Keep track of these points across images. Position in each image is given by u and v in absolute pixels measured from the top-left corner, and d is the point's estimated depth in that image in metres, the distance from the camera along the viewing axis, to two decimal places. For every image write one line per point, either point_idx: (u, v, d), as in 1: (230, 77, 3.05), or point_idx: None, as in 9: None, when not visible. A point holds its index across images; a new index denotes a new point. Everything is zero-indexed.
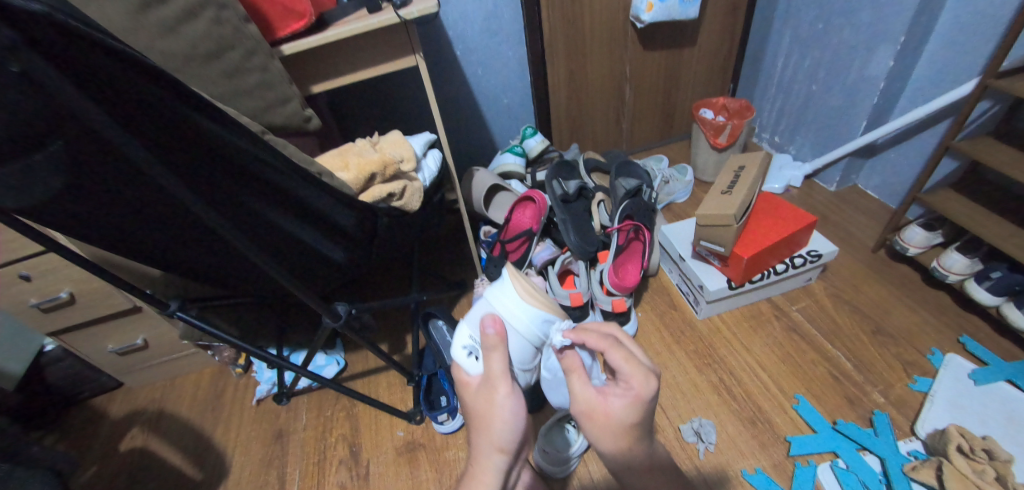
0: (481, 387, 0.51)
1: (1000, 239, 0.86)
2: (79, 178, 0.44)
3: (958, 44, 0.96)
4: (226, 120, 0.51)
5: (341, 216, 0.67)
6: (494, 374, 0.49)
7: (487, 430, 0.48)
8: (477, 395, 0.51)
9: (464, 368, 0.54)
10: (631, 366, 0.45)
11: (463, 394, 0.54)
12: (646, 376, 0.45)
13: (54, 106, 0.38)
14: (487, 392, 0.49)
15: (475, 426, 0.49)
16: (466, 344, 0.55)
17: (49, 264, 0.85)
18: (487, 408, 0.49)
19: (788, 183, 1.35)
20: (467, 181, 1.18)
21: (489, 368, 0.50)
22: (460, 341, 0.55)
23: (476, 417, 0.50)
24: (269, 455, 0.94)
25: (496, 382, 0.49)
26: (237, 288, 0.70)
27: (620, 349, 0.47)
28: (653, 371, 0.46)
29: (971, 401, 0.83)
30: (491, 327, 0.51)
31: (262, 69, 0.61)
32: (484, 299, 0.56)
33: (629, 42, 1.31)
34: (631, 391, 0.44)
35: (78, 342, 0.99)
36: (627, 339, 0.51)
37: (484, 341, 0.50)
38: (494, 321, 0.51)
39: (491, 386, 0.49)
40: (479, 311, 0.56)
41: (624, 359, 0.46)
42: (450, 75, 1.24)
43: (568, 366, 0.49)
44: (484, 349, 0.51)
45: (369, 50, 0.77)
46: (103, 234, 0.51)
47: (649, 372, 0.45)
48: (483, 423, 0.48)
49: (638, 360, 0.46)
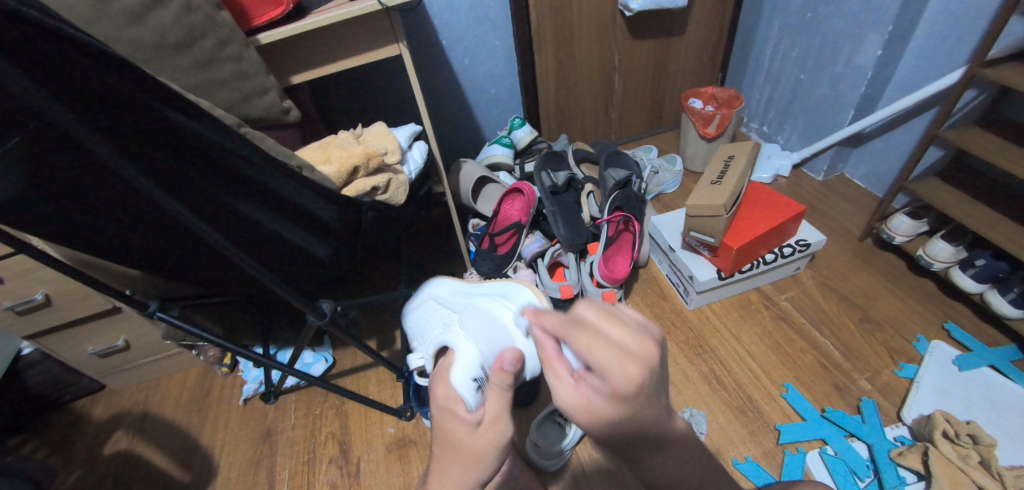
0: (485, 427, 0.48)
1: (983, 227, 0.87)
2: (40, 174, 0.41)
3: (944, 33, 0.96)
4: (195, 110, 0.48)
5: (323, 210, 0.65)
6: (501, 414, 0.48)
7: (480, 469, 0.47)
8: (474, 434, 0.48)
9: (464, 398, 0.52)
10: (600, 354, 0.40)
11: (450, 425, 0.49)
12: (621, 363, 0.39)
13: (6, 98, 0.35)
14: (493, 433, 0.47)
15: (465, 463, 0.47)
16: (475, 375, 0.55)
17: (21, 266, 0.82)
18: (489, 451, 0.47)
19: (776, 173, 1.35)
20: (455, 173, 1.16)
21: (497, 405, 0.48)
22: (470, 374, 0.54)
23: (470, 456, 0.47)
24: (257, 455, 0.93)
25: (504, 424, 0.48)
26: (218, 285, 0.67)
27: (582, 335, 0.41)
28: (635, 353, 0.40)
29: (955, 387, 0.84)
30: (510, 363, 0.49)
31: (237, 58, 0.59)
32: (502, 325, 0.62)
33: (617, 31, 1.29)
34: (608, 385, 0.39)
35: (56, 345, 0.96)
36: (601, 313, 0.43)
37: (500, 377, 0.48)
38: (515, 357, 0.49)
39: (498, 428, 0.48)
40: (493, 336, 0.60)
41: (588, 347, 0.41)
42: (436, 65, 1.22)
43: (540, 357, 0.45)
44: (497, 384, 0.48)
45: (350, 38, 0.75)
46: (77, 239, 0.49)
47: (627, 357, 0.39)
48: (478, 463, 0.47)
49: (610, 343, 0.40)
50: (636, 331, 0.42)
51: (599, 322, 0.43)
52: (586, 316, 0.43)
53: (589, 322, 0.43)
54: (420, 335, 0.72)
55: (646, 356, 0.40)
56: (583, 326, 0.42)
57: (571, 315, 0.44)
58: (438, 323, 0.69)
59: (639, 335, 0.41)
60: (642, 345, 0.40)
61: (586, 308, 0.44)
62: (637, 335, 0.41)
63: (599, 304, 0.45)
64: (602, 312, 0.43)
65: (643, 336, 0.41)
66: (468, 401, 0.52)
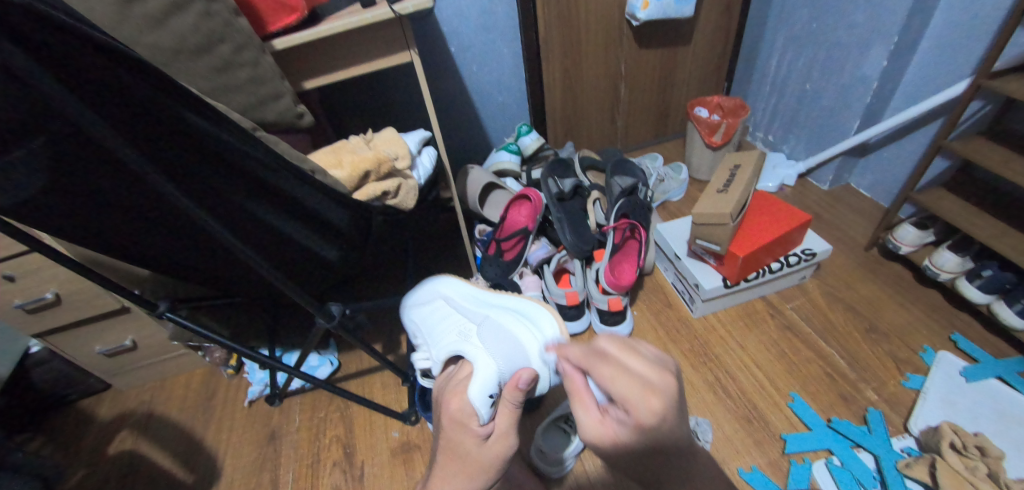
0: (493, 440, 0.51)
1: (991, 237, 0.87)
2: (64, 174, 0.42)
3: (949, 45, 0.97)
4: (214, 115, 0.49)
5: (334, 213, 0.65)
6: (510, 430, 0.52)
7: (484, 477, 0.51)
8: (483, 446, 0.51)
9: (478, 411, 0.52)
10: (622, 386, 0.42)
11: (460, 433, 0.51)
12: (641, 396, 0.41)
13: (33, 99, 0.36)
14: (499, 445, 0.51)
15: (470, 470, 0.50)
16: (492, 391, 0.53)
17: (33, 264, 0.83)
18: (493, 461, 0.51)
19: (782, 182, 1.35)
20: (461, 179, 1.17)
21: (506, 421, 0.52)
22: (488, 390, 0.53)
23: (475, 464, 0.51)
24: (261, 457, 0.93)
25: (511, 439, 0.52)
26: (227, 286, 0.68)
27: (606, 368, 0.44)
28: (656, 386, 0.42)
29: (963, 398, 0.84)
30: (526, 382, 0.50)
31: (253, 63, 0.60)
32: (520, 343, 0.61)
33: (624, 40, 1.31)
34: (631, 417, 0.42)
35: (65, 344, 0.97)
36: (622, 348, 0.46)
37: (513, 395, 0.50)
38: (531, 377, 0.51)
39: (504, 441, 0.51)
40: (511, 354, 0.60)
41: (611, 379, 0.43)
42: (445, 72, 1.23)
43: (571, 391, 0.49)
44: (510, 400, 0.51)
45: (363, 45, 0.76)
46: (92, 234, 0.50)
47: (647, 389, 0.41)
48: (483, 473, 0.50)
49: (631, 377, 0.42)
50: (657, 365, 0.44)
51: (620, 356, 0.45)
52: (608, 350, 0.46)
53: (611, 356, 0.46)
54: (429, 337, 0.71)
55: (666, 388, 0.42)
56: (606, 360, 0.45)
57: (595, 349, 0.48)
58: (451, 330, 0.68)
59: (660, 367, 0.43)
60: (663, 378, 0.42)
61: (608, 343, 0.47)
62: (656, 368, 0.43)
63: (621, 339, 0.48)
64: (624, 347, 0.46)
65: (663, 369, 0.43)
66: (481, 415, 0.52)
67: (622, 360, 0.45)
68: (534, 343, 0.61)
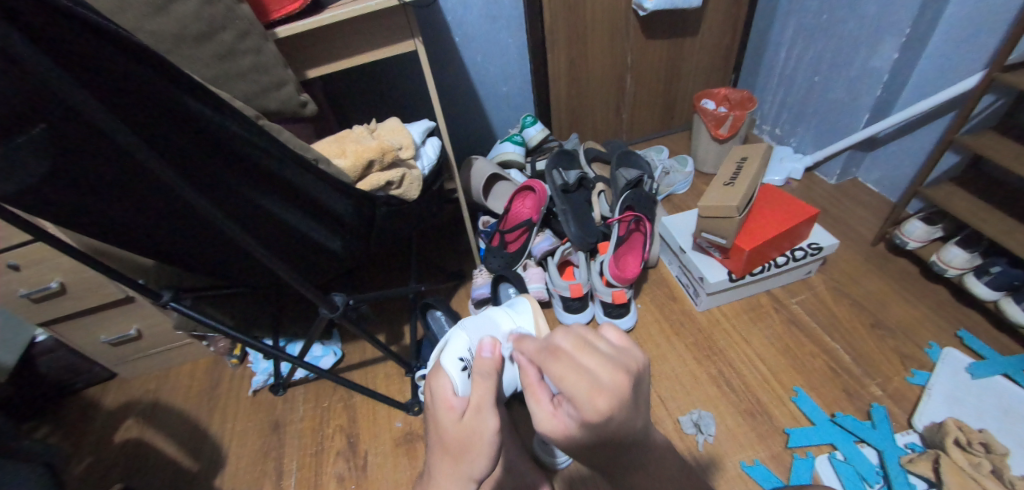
0: (469, 415, 0.50)
1: (1000, 233, 0.86)
2: (63, 160, 0.42)
3: (962, 37, 0.95)
4: (220, 104, 0.49)
5: (338, 203, 0.65)
6: (483, 404, 0.50)
7: (469, 459, 0.49)
8: (460, 422, 0.50)
9: (454, 382, 0.56)
10: (570, 384, 0.41)
11: (439, 411, 0.52)
12: (589, 395, 0.40)
13: (34, 86, 0.36)
14: (474, 422, 0.50)
15: (455, 453, 0.50)
16: (463, 357, 0.60)
17: (38, 254, 0.83)
18: (473, 439, 0.49)
19: (788, 175, 1.34)
20: (466, 170, 1.16)
21: (479, 394, 0.50)
22: (459, 354, 0.60)
23: (457, 443, 0.50)
24: (265, 446, 0.94)
25: (487, 414, 0.50)
26: (230, 275, 0.68)
27: (556, 366, 0.42)
28: (604, 385, 0.41)
29: (968, 394, 0.83)
30: (489, 351, 0.51)
31: (256, 50, 0.60)
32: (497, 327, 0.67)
33: (631, 30, 1.29)
34: (579, 413, 0.41)
35: (71, 333, 0.98)
36: (576, 343, 0.44)
37: (479, 365, 0.51)
38: (493, 346, 0.52)
39: (480, 416, 0.50)
40: (486, 332, 0.66)
41: (561, 377, 0.42)
42: (449, 61, 1.22)
43: (522, 380, 0.47)
44: (477, 374, 0.51)
45: (367, 34, 0.75)
46: (93, 221, 0.50)
47: (596, 388, 0.40)
48: (467, 453, 0.50)
49: (581, 375, 0.41)
50: (610, 363, 0.42)
51: (574, 351, 0.43)
52: (562, 345, 0.44)
53: (566, 352, 0.44)
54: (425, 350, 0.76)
55: (616, 388, 0.40)
56: (557, 356, 0.43)
57: (548, 342, 0.45)
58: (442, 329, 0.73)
59: (613, 366, 0.42)
60: (614, 377, 0.41)
61: (563, 337, 0.45)
62: (609, 366, 0.41)
63: (578, 333, 0.46)
64: (579, 342, 0.44)
65: (616, 367, 0.42)
66: (457, 385, 0.56)
67: (574, 355, 0.43)
68: (508, 323, 0.68)
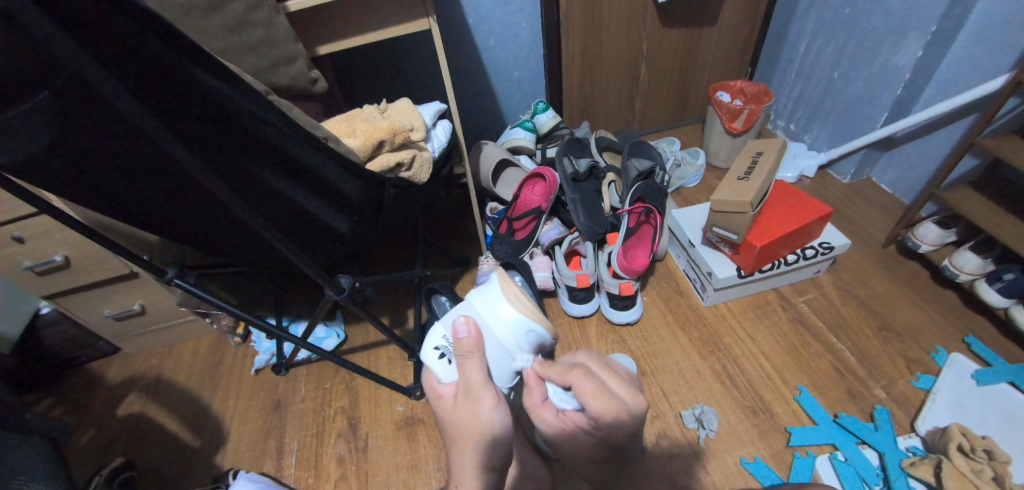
0: (461, 400, 0.52)
1: (1016, 240, 0.84)
2: (66, 132, 0.41)
3: (990, 35, 0.92)
4: (229, 77, 0.48)
5: (347, 184, 0.64)
6: (472, 387, 0.51)
7: (471, 445, 0.50)
8: (455, 408, 0.52)
9: (437, 372, 0.56)
10: (602, 403, 0.44)
11: (438, 404, 0.54)
12: (617, 414, 0.44)
13: (38, 51, 0.34)
14: (470, 405, 0.51)
15: (460, 442, 0.51)
16: (440, 345, 0.56)
17: (42, 227, 0.82)
18: (472, 423, 0.50)
19: (802, 172, 1.31)
20: (475, 155, 1.14)
21: (467, 378, 0.51)
22: (434, 342, 0.57)
23: (459, 432, 0.51)
24: (268, 424, 0.94)
25: (478, 393, 0.50)
26: (234, 252, 0.67)
27: (588, 384, 0.45)
28: (630, 406, 0.45)
29: (973, 401, 0.83)
30: (464, 331, 0.52)
31: (267, 23, 0.59)
32: (469, 304, 0.55)
33: (648, 18, 1.26)
34: (601, 426, 0.45)
35: (75, 307, 0.98)
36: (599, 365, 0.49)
37: (458, 347, 0.52)
38: (468, 325, 0.52)
39: (474, 398, 0.50)
40: (459, 310, 0.57)
41: (593, 395, 0.45)
42: (462, 44, 1.20)
43: (529, 398, 0.51)
44: (458, 355, 0.52)
45: (380, 11, 0.73)
46: (96, 194, 0.49)
47: (624, 409, 0.45)
48: (469, 440, 0.50)
49: (611, 396, 0.45)
50: (631, 384, 0.48)
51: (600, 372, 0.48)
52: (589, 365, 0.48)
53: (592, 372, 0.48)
54: None
55: (638, 407, 0.46)
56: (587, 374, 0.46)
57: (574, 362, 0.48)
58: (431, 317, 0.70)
59: (633, 388, 0.47)
60: (637, 399, 0.46)
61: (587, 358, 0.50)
62: (632, 388, 0.47)
63: (599, 353, 0.51)
64: (603, 364, 0.49)
65: (636, 390, 0.47)
66: (441, 375, 0.56)
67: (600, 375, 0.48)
68: (481, 300, 0.54)
